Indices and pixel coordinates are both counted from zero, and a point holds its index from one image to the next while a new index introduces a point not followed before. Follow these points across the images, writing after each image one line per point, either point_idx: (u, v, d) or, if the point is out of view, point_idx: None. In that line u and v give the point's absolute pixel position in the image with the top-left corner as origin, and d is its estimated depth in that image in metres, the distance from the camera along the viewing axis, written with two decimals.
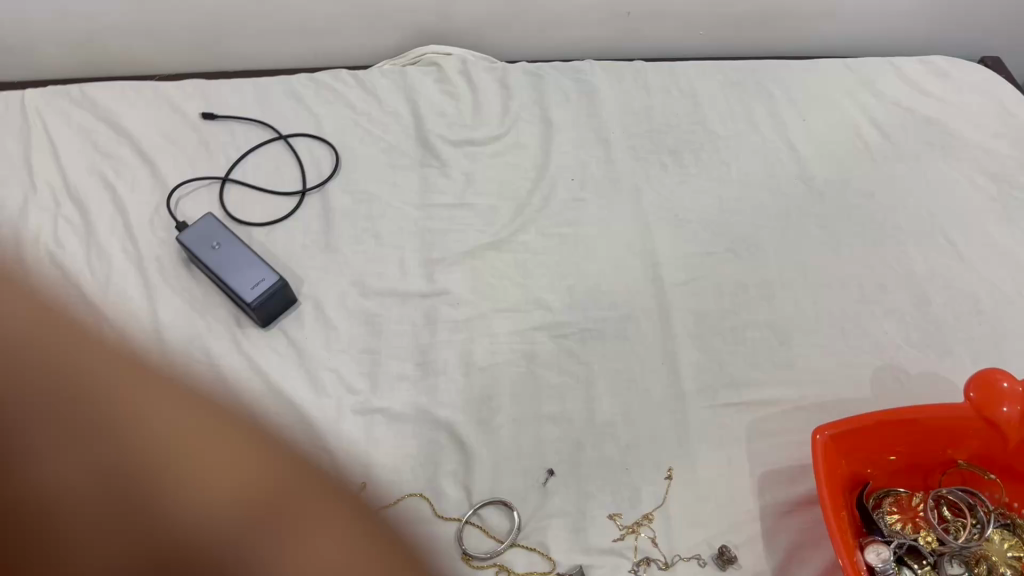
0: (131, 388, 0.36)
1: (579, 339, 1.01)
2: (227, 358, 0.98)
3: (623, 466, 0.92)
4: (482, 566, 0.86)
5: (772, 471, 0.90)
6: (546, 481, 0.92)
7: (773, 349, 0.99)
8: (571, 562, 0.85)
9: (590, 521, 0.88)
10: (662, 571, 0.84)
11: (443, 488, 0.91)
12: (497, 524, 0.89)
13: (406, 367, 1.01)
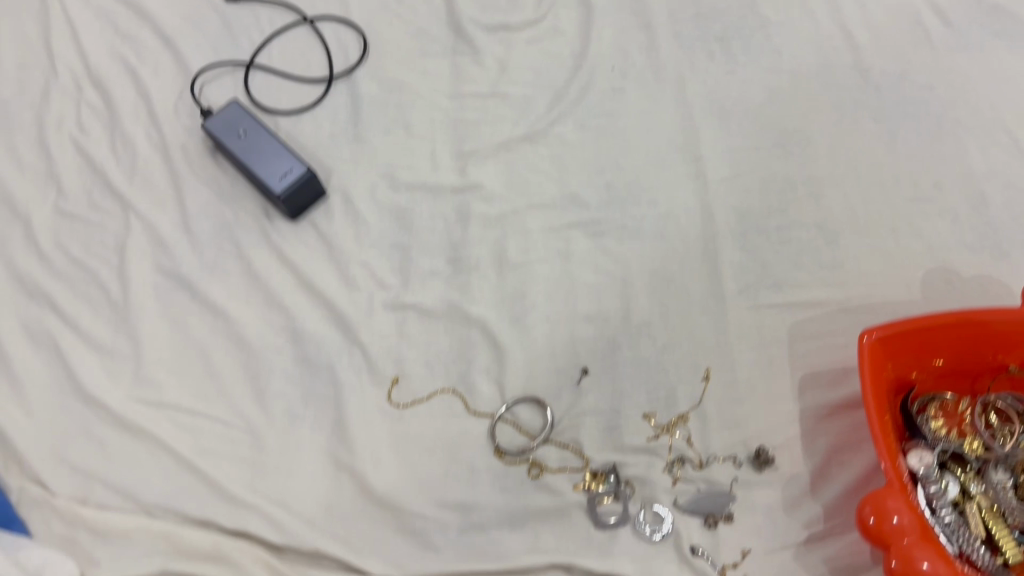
0: None
1: (616, 237, 0.98)
2: (258, 253, 1.01)
3: (659, 367, 0.90)
4: (516, 461, 0.87)
5: (814, 373, 0.88)
6: (580, 379, 0.91)
7: (819, 250, 0.95)
8: (605, 460, 0.86)
9: (624, 420, 0.88)
10: (696, 471, 0.84)
11: (474, 384, 0.92)
12: (530, 420, 0.90)
13: (437, 263, 0.99)
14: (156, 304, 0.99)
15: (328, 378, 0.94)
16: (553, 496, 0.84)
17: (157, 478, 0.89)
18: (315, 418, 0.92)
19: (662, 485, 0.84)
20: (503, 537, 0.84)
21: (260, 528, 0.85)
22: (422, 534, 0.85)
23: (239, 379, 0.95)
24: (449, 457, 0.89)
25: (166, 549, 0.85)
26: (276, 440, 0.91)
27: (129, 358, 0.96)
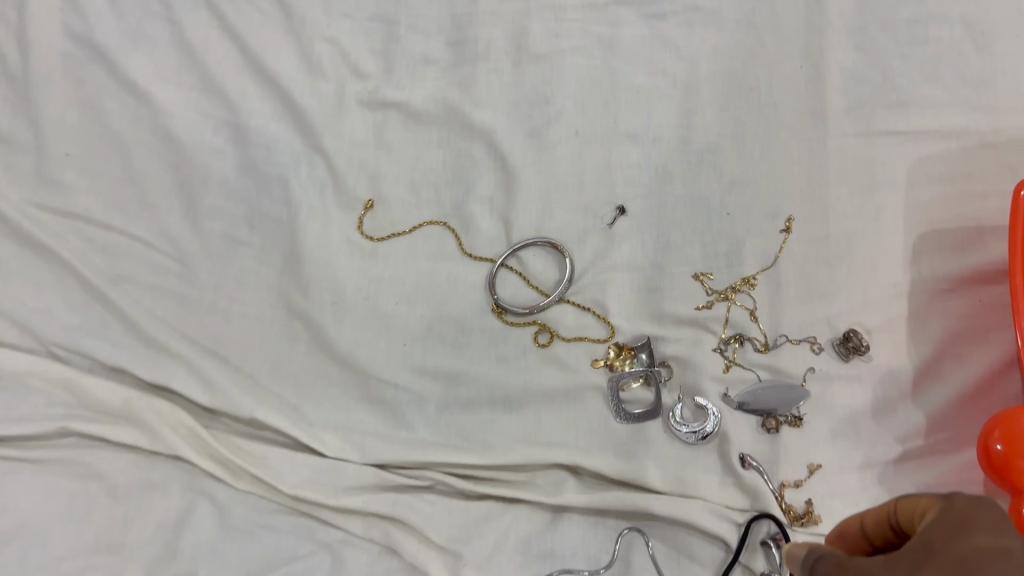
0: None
1: (682, 24, 0.71)
2: (195, 20, 0.75)
3: (722, 210, 0.67)
4: (519, 323, 0.67)
5: (935, 233, 0.65)
6: (615, 220, 0.68)
7: (964, 58, 0.68)
8: (638, 332, 0.65)
9: (669, 281, 0.66)
10: (760, 354, 0.63)
11: (474, 218, 0.70)
12: (542, 271, 0.69)
13: (434, 49, 0.74)
14: (63, 80, 0.73)
15: (280, 196, 0.71)
16: (564, 371, 0.65)
17: (62, 308, 0.70)
18: (262, 247, 0.71)
19: (710, 372, 0.63)
20: (494, 422, 0.65)
21: (185, 385, 0.66)
22: (394, 409, 0.66)
23: (167, 189, 0.72)
24: (431, 308, 0.69)
25: (71, 402, 0.67)
26: (211, 273, 0.70)
27: (29, 150, 0.72)
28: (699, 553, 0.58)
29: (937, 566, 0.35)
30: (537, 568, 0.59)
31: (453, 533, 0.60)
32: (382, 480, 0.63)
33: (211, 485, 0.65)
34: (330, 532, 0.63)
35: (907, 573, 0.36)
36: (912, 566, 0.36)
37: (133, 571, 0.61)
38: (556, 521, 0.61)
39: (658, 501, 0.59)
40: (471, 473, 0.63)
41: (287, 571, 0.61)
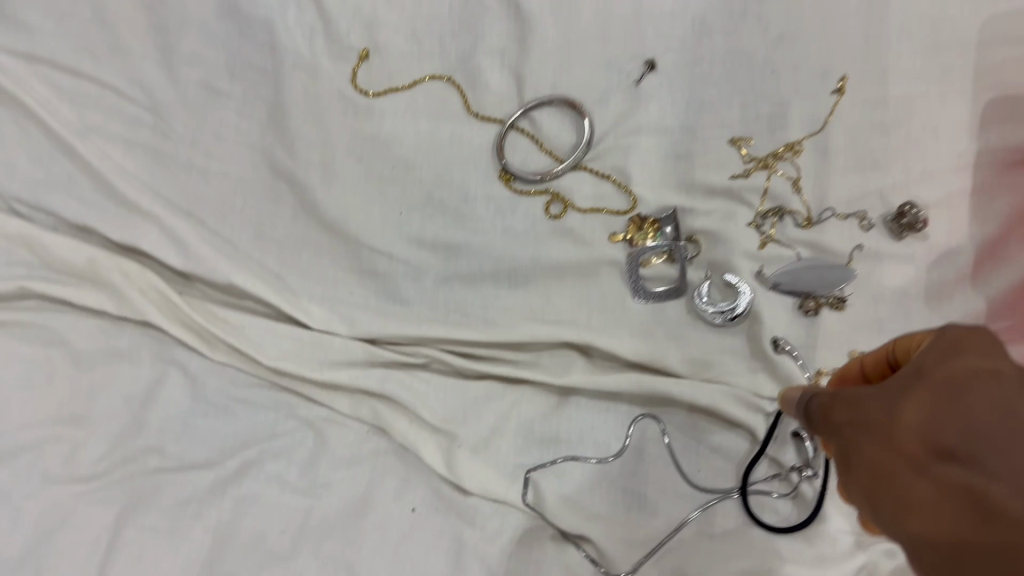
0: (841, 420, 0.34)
1: None
2: None
3: (766, 68, 0.59)
4: (530, 191, 0.60)
5: (1008, 99, 0.57)
6: (643, 77, 0.60)
7: None
8: (664, 203, 0.58)
9: (701, 145, 0.58)
10: (801, 230, 0.56)
11: (483, 72, 0.62)
12: (557, 133, 0.61)
13: None
14: None
15: (264, 40, 0.63)
16: (578, 245, 0.57)
17: (24, 162, 0.63)
18: (244, 98, 0.63)
19: (744, 248, 0.56)
20: (499, 297, 0.58)
21: (158, 247, 0.60)
22: (387, 280, 0.60)
23: (139, 30, 0.64)
24: (432, 175, 0.61)
25: (34, 263, 0.61)
26: (188, 126, 0.63)
27: None
28: (720, 443, 0.53)
29: (926, 388, 0.31)
30: (540, 453, 0.53)
31: (447, 413, 0.55)
32: (372, 355, 0.57)
33: (183, 356, 0.59)
34: (311, 410, 0.57)
35: (895, 397, 0.32)
36: (903, 390, 0.32)
37: (96, 444, 0.55)
38: (562, 405, 0.55)
39: (679, 385, 0.53)
40: (471, 351, 0.57)
41: (264, 449, 0.55)
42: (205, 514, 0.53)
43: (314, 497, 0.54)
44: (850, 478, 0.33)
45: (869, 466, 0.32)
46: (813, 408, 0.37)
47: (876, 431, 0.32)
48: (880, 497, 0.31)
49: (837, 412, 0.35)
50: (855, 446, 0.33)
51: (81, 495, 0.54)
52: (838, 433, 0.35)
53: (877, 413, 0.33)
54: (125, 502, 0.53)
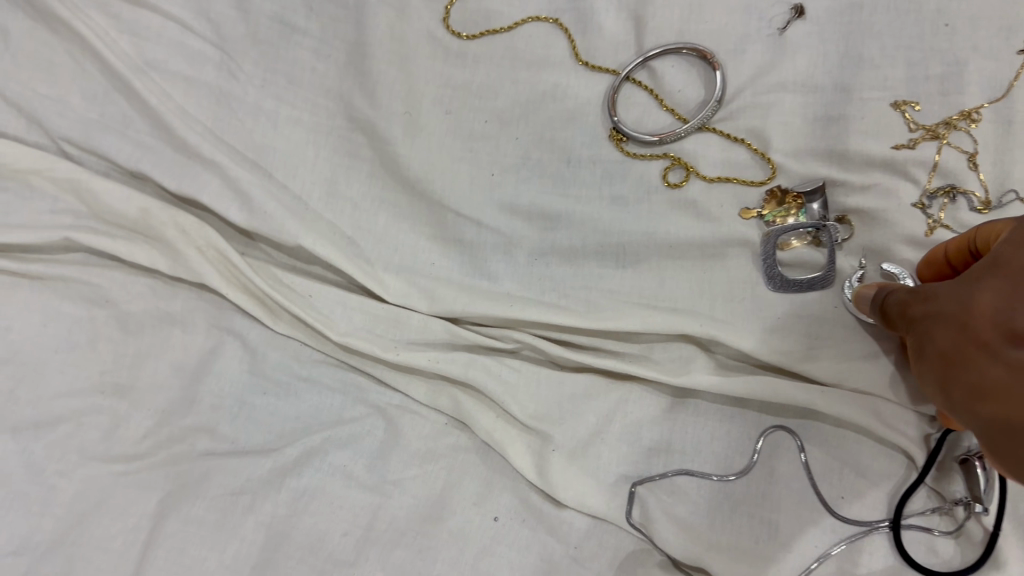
0: (920, 313, 0.36)
1: None
2: None
3: (940, 20, 0.49)
4: (645, 155, 0.51)
5: None
6: (789, 25, 0.50)
7: None
8: (810, 175, 0.48)
9: (857, 108, 0.48)
10: (976, 216, 0.46)
11: (594, 15, 0.54)
12: (681, 88, 0.52)
13: None
14: None
15: None
16: (701, 221, 0.49)
17: (78, 99, 0.57)
18: (321, 37, 0.55)
19: (905, 233, 0.46)
20: (603, 278, 0.50)
21: (218, 200, 0.53)
22: (475, 250, 0.52)
23: None
24: (531, 132, 0.53)
25: (80, 211, 0.55)
26: (257, 65, 0.56)
27: None
28: (868, 466, 0.43)
29: (995, 277, 0.33)
30: (648, 464, 0.45)
31: (538, 408, 0.47)
32: (454, 337, 0.49)
33: (242, 324, 0.53)
34: (383, 395, 0.50)
35: (967, 285, 0.34)
36: (978, 281, 0.34)
37: (141, 419, 0.50)
38: (676, 408, 0.47)
39: (825, 398, 0.44)
40: (568, 338, 0.49)
41: (328, 436, 0.49)
42: (259, 507, 0.46)
43: (383, 494, 0.47)
44: (926, 368, 0.35)
45: (941, 352, 0.34)
46: (895, 305, 0.39)
47: (950, 322, 0.34)
48: (952, 383, 0.33)
49: (914, 306, 0.37)
50: (929, 337, 0.35)
51: (122, 475, 0.48)
52: (915, 326, 0.37)
53: (951, 304, 0.34)
54: (168, 487, 0.47)
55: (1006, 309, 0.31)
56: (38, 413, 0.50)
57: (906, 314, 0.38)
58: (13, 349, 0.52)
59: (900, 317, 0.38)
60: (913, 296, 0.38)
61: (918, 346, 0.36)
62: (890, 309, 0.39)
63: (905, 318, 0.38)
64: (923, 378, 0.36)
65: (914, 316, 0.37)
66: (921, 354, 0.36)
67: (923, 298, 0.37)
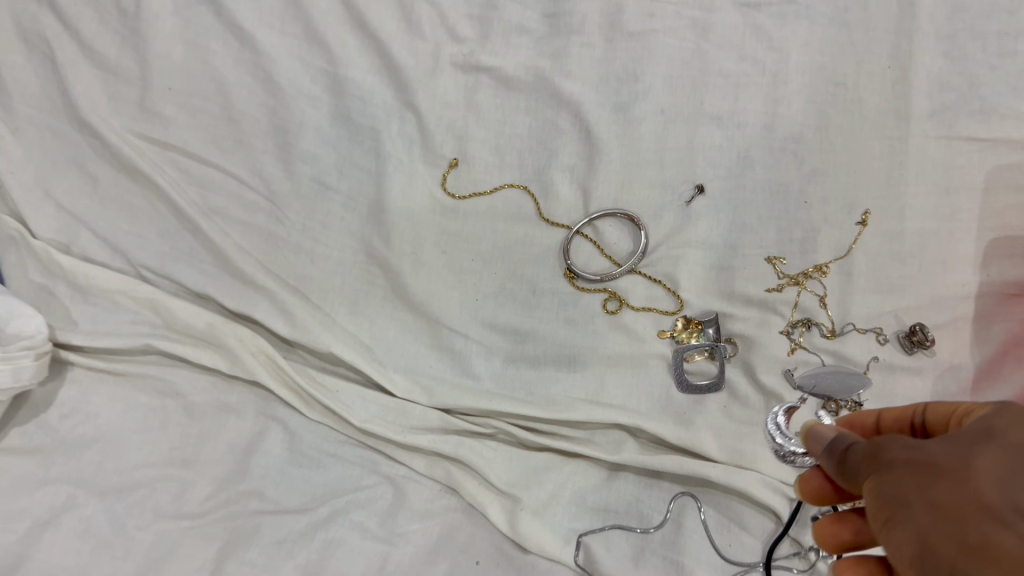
0: (908, 462, 0.36)
1: (776, 14, 0.71)
2: None
3: (800, 199, 0.68)
4: (590, 290, 0.69)
5: (1006, 238, 0.66)
6: (692, 198, 0.70)
7: None
8: (707, 307, 0.67)
9: (741, 261, 0.68)
10: (826, 339, 0.65)
11: (554, 185, 0.73)
12: (616, 241, 0.71)
13: (529, 18, 0.75)
14: (174, 19, 0.76)
15: (371, 146, 0.74)
16: (630, 339, 0.67)
17: (154, 235, 0.74)
18: (349, 194, 0.73)
19: (773, 353, 0.65)
20: (559, 380, 0.66)
21: (267, 317, 0.69)
22: (461, 357, 0.68)
23: (262, 130, 0.75)
24: (505, 271, 0.71)
25: (155, 322, 0.71)
26: (299, 214, 0.73)
27: (136, 84, 0.77)
28: (750, 523, 0.60)
29: (999, 448, 0.35)
30: (592, 520, 0.61)
31: (511, 478, 0.63)
32: (447, 423, 0.65)
33: (284, 413, 0.69)
34: (392, 467, 0.66)
35: (967, 452, 0.36)
36: (970, 444, 0.36)
37: (202, 485, 0.64)
38: (611, 478, 0.63)
39: (717, 469, 0.60)
40: (533, 426, 0.65)
41: (349, 499, 0.64)
42: (297, 552, 0.61)
43: (391, 544, 0.61)
44: (903, 518, 0.35)
45: (933, 504, 0.35)
46: (859, 452, 0.39)
47: (947, 475, 0.35)
48: (940, 538, 0.34)
49: (891, 451, 0.37)
50: (916, 485, 0.35)
51: (186, 529, 0.62)
52: (890, 471, 0.37)
53: (945, 456, 0.36)
54: (226, 537, 0.61)
55: (1007, 482, 0.33)
56: (120, 480, 0.64)
57: (880, 458, 0.37)
58: (101, 430, 0.67)
59: (871, 463, 0.38)
60: (889, 443, 0.38)
61: (900, 490, 0.36)
62: (858, 455, 0.39)
63: (878, 464, 0.37)
64: (894, 531, 0.35)
65: (892, 461, 0.37)
66: (906, 506, 0.35)
67: (910, 448, 0.37)
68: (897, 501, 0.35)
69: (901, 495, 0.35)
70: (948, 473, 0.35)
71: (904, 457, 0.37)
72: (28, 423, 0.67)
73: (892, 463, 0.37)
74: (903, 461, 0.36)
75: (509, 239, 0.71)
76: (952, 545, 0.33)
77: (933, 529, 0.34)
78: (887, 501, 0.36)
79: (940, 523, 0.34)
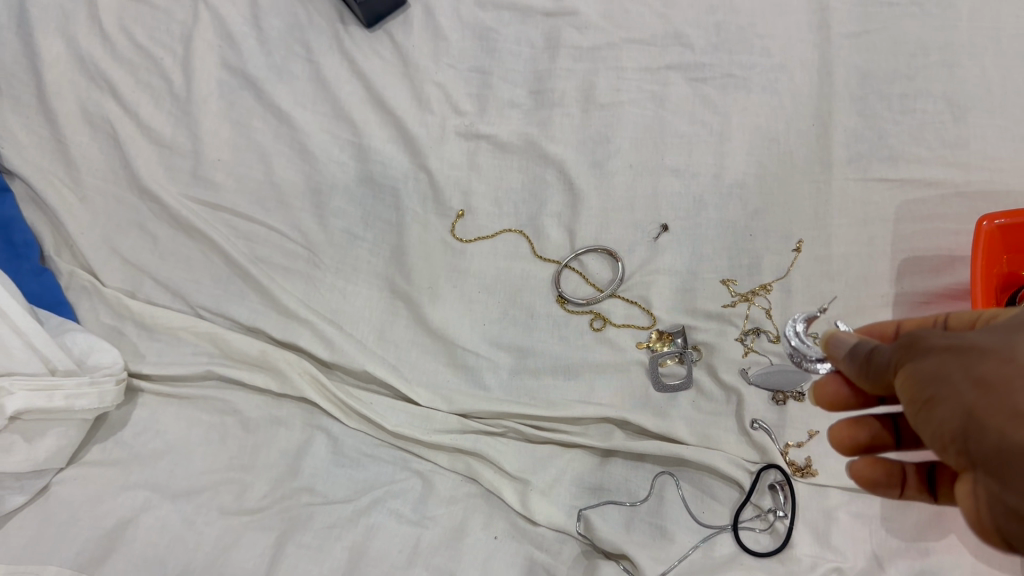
0: (950, 351, 0.44)
1: (718, 86, 0.88)
2: (327, 59, 0.92)
3: (746, 233, 0.84)
4: (578, 312, 0.84)
5: (916, 257, 0.79)
6: (659, 235, 0.85)
7: (944, 126, 0.83)
8: (675, 322, 0.82)
9: (701, 284, 0.83)
10: (772, 343, 0.78)
11: (544, 228, 0.87)
12: (598, 272, 0.86)
13: (518, 94, 0.91)
14: (220, 103, 0.92)
15: (391, 202, 0.89)
16: (613, 350, 0.81)
17: (209, 281, 0.87)
18: (375, 242, 0.88)
19: (731, 356, 0.79)
20: (556, 386, 0.80)
21: (310, 344, 0.82)
22: (473, 371, 0.82)
23: (300, 192, 0.89)
24: (508, 300, 0.85)
25: (214, 352, 0.84)
26: (333, 259, 0.87)
27: (188, 156, 0.91)
28: (719, 493, 0.73)
29: None
30: (588, 499, 0.74)
31: (522, 466, 0.76)
32: (465, 424, 0.78)
33: (328, 422, 0.81)
34: (420, 463, 0.78)
35: (1003, 340, 0.43)
36: (1005, 335, 0.43)
37: (261, 485, 0.76)
38: (604, 463, 0.77)
39: (689, 449, 0.74)
40: (538, 423, 0.78)
41: (386, 490, 0.76)
42: (343, 536, 0.72)
43: (424, 526, 0.74)
44: (947, 394, 0.43)
45: (976, 379, 0.42)
46: (899, 349, 0.47)
47: (989, 356, 0.42)
48: (986, 406, 0.41)
49: (931, 343, 0.45)
50: (959, 366, 0.43)
51: (248, 522, 0.74)
52: (933, 358, 0.44)
53: (982, 343, 0.43)
54: (284, 526, 0.73)
55: None
56: (189, 484, 0.76)
57: (924, 349, 0.45)
58: (169, 443, 0.79)
59: (916, 355, 0.45)
60: (932, 339, 0.46)
61: (945, 372, 0.43)
62: (903, 351, 0.47)
63: (923, 354, 0.45)
64: (937, 408, 0.43)
65: (937, 351, 0.44)
66: (950, 385, 0.43)
67: (951, 341, 0.45)
68: (939, 381, 0.43)
69: (946, 377, 0.43)
70: (987, 355, 0.43)
71: (948, 348, 0.44)
72: (106, 440, 0.79)
73: (937, 353, 0.44)
74: (947, 351, 0.44)
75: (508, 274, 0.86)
76: (993, 411, 0.40)
77: (976, 399, 0.41)
78: (932, 383, 0.43)
79: (981, 394, 0.41)
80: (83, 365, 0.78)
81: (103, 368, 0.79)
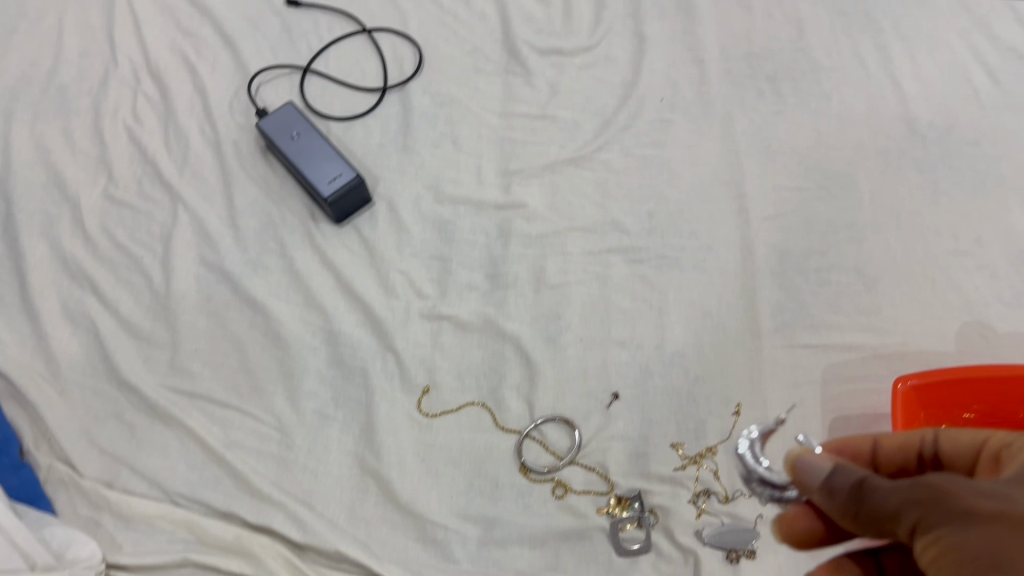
0: (992, 526, 0.50)
1: (655, 266, 0.99)
2: (298, 252, 1.01)
3: (690, 398, 0.91)
4: (540, 481, 0.88)
5: (843, 418, 0.88)
6: (610, 403, 0.92)
7: (857, 294, 0.95)
8: (631, 486, 0.87)
9: (652, 448, 0.89)
10: (722, 504, 0.85)
11: (505, 400, 0.93)
12: (557, 440, 0.91)
13: (475, 278, 1.00)
14: (198, 296, 0.99)
15: (360, 381, 0.94)
16: (576, 517, 0.85)
17: (185, 467, 0.90)
18: (344, 421, 0.92)
19: (685, 517, 0.84)
20: (523, 556, 0.84)
21: (284, 526, 0.85)
22: (443, 545, 0.85)
23: (272, 376, 0.95)
24: (473, 472, 0.89)
25: (189, 539, 0.86)
26: (305, 439, 0.91)
27: (167, 347, 0.96)
28: None
29: None
30: None
31: None
32: None
33: None
34: None
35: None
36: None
37: None
38: None
39: None
40: None
41: None
42: None
43: None
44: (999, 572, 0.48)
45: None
46: (920, 502, 0.52)
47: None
48: None
49: (958, 503, 0.51)
50: (1006, 544, 0.49)
51: None
52: (972, 524, 0.50)
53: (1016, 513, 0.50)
54: None
55: None
56: None
57: (962, 515, 0.51)
58: None
59: (957, 523, 0.51)
60: (965, 504, 0.51)
61: (999, 553, 0.49)
62: (934, 512, 0.52)
63: (966, 525, 0.50)
64: None
65: (983, 522, 0.50)
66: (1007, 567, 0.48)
67: (991, 510, 0.50)
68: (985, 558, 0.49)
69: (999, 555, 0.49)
70: None
71: (990, 517, 0.50)
72: None
73: (985, 529, 0.50)
74: (989, 520, 0.50)
75: (474, 446, 0.91)
76: None
77: None
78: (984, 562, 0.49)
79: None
80: (60, 560, 0.79)
81: (81, 562, 0.80)
